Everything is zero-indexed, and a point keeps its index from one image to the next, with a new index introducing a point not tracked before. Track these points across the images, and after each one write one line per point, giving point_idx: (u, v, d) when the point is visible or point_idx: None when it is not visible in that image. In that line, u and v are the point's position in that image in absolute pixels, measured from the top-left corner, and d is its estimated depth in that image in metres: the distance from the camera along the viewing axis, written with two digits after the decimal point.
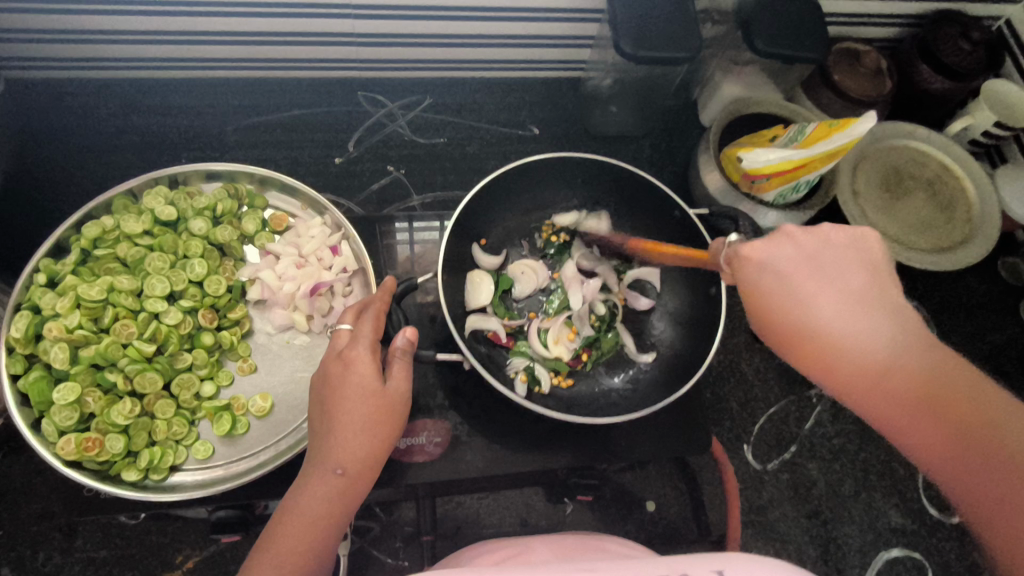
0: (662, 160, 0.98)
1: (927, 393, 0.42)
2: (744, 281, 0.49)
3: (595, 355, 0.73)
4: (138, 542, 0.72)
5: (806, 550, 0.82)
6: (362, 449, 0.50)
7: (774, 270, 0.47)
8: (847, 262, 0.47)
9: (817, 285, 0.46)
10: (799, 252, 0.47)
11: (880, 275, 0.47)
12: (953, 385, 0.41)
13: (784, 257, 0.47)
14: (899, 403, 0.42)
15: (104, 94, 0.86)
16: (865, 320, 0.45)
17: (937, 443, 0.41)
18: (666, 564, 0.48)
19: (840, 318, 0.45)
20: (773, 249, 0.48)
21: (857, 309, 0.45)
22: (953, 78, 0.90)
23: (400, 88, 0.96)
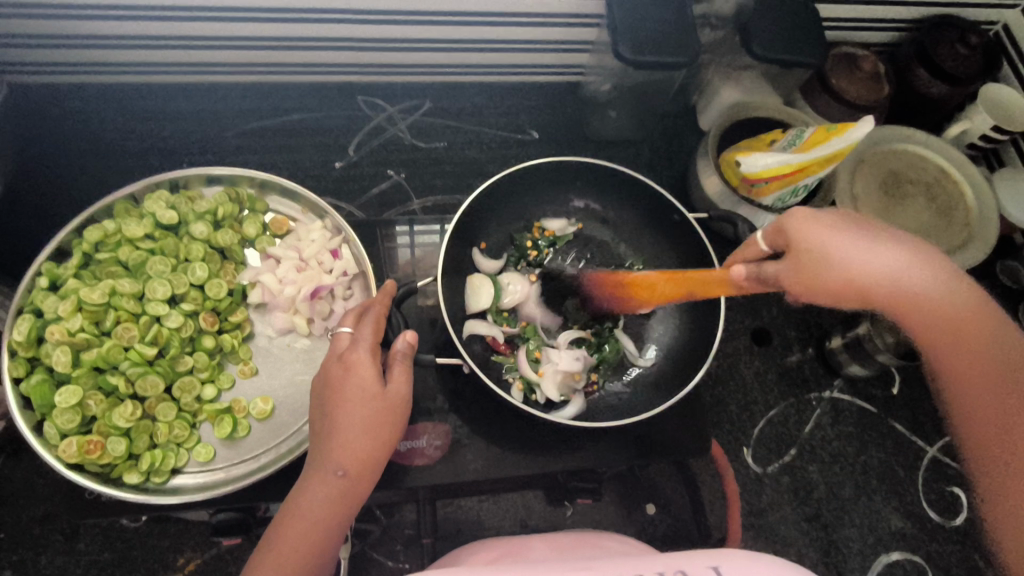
0: (661, 164, 0.98)
1: (980, 334, 0.53)
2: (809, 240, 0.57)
3: (601, 371, 0.72)
4: (138, 545, 0.72)
5: (806, 553, 0.82)
6: (362, 452, 0.50)
7: (841, 229, 0.58)
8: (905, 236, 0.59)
9: (880, 245, 0.57)
10: (857, 218, 0.60)
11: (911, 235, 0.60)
12: (1003, 337, 0.53)
13: (835, 218, 0.59)
14: (970, 345, 0.53)
15: (105, 100, 0.87)
16: (937, 273, 0.56)
17: (976, 370, 0.52)
18: (663, 560, 0.49)
19: (914, 271, 0.56)
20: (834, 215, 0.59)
21: (930, 265, 0.57)
22: (950, 82, 0.90)
23: (399, 93, 0.96)
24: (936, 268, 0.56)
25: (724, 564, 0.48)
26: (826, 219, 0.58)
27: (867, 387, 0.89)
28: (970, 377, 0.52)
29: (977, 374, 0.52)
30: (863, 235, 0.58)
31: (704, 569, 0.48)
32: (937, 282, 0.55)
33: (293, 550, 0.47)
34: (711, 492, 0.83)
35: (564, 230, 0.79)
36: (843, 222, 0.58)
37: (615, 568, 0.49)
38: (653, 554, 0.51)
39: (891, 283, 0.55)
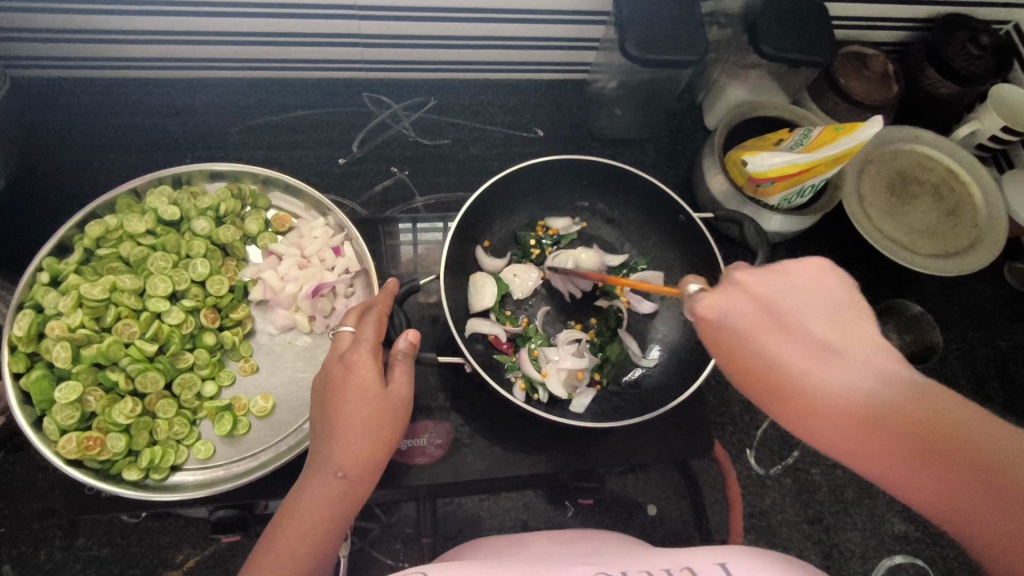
0: (667, 163, 0.97)
1: (922, 440, 0.38)
2: (708, 339, 0.48)
3: (607, 370, 0.71)
4: (138, 540, 0.72)
5: (809, 556, 0.81)
6: (362, 454, 0.50)
7: (728, 323, 0.46)
8: (827, 307, 0.45)
9: (772, 340, 0.45)
10: (760, 297, 0.46)
11: (840, 301, 0.46)
12: (975, 434, 0.37)
13: (731, 308, 0.47)
14: (908, 458, 0.38)
15: (110, 95, 0.87)
16: (856, 367, 0.42)
17: (930, 486, 0.38)
18: (670, 557, 0.49)
19: (816, 366, 0.43)
20: (731, 300, 0.47)
21: (844, 353, 0.43)
22: (961, 82, 0.89)
23: (404, 90, 0.96)
24: (853, 354, 0.43)
25: (731, 561, 0.47)
26: (714, 313, 0.47)
27: None
28: (926, 492, 0.38)
29: (948, 491, 0.37)
30: (755, 323, 0.46)
31: (712, 567, 0.47)
32: (851, 383, 0.42)
33: (289, 552, 0.46)
34: (713, 493, 0.82)
35: (567, 229, 0.78)
36: (738, 316, 0.46)
37: (622, 565, 0.50)
38: (666, 551, 0.51)
39: (788, 387, 0.44)
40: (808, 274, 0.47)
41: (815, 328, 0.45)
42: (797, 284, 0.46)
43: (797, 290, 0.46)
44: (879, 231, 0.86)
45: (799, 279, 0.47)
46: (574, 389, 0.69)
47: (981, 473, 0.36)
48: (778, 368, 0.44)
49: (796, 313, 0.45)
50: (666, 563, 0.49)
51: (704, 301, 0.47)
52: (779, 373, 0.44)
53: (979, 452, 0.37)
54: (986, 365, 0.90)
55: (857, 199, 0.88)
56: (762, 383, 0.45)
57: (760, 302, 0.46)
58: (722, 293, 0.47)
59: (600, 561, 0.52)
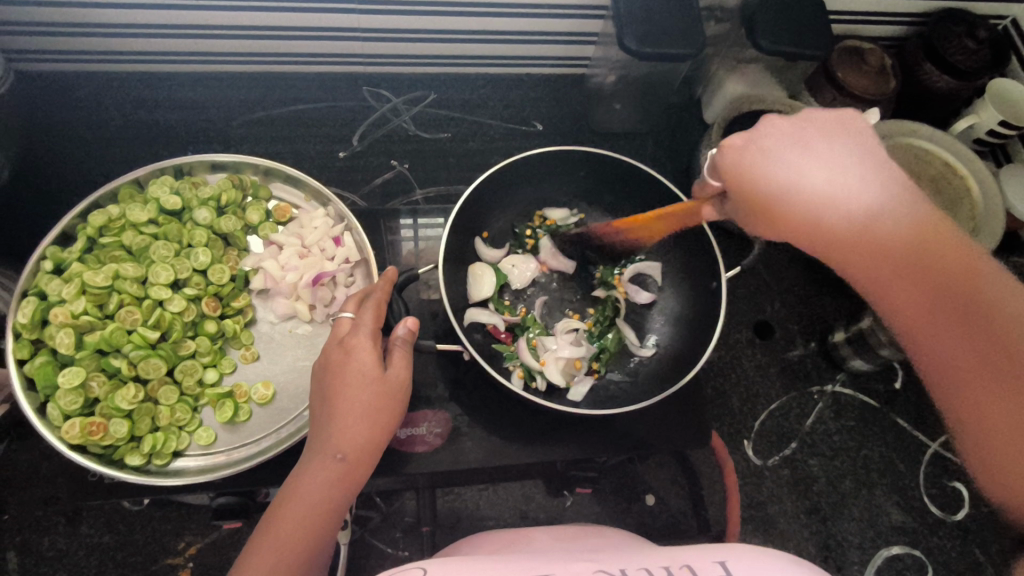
0: (665, 157, 0.98)
1: (909, 257, 0.51)
2: (735, 163, 0.55)
3: (604, 360, 0.72)
4: (140, 528, 0.72)
5: (806, 546, 0.82)
6: (361, 435, 0.50)
7: (743, 151, 0.55)
8: (838, 134, 0.55)
9: (804, 161, 0.53)
10: (793, 133, 0.55)
11: (851, 132, 0.55)
12: (981, 277, 0.49)
13: (772, 139, 0.55)
14: (899, 274, 0.52)
15: (113, 89, 0.87)
16: (871, 180, 0.53)
17: (924, 313, 0.51)
18: (669, 554, 0.49)
19: (810, 178, 0.53)
20: (776, 133, 0.55)
21: (868, 179, 0.53)
22: (958, 77, 0.90)
23: (404, 84, 0.96)
24: (870, 177, 0.53)
25: (731, 559, 0.47)
26: (733, 144, 0.56)
27: (870, 381, 0.88)
28: (916, 317, 0.52)
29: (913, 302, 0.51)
30: (786, 165, 0.54)
31: (711, 565, 0.47)
32: (854, 192, 0.52)
33: (290, 530, 0.47)
34: (710, 484, 0.83)
35: (565, 220, 0.79)
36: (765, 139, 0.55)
37: (622, 563, 0.49)
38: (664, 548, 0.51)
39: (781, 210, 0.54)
40: (827, 117, 0.56)
41: (842, 162, 0.53)
42: (826, 124, 0.56)
43: (834, 139, 0.55)
44: None
45: (824, 120, 0.56)
46: (570, 378, 0.70)
47: (982, 316, 0.48)
48: (804, 188, 0.53)
49: (797, 141, 0.55)
50: (665, 560, 0.49)
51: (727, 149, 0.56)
52: (809, 194, 0.53)
53: (981, 297, 0.49)
54: None
55: None
56: (769, 215, 0.55)
57: (796, 136, 0.55)
58: (768, 125, 0.56)
59: (597, 552, 0.52)
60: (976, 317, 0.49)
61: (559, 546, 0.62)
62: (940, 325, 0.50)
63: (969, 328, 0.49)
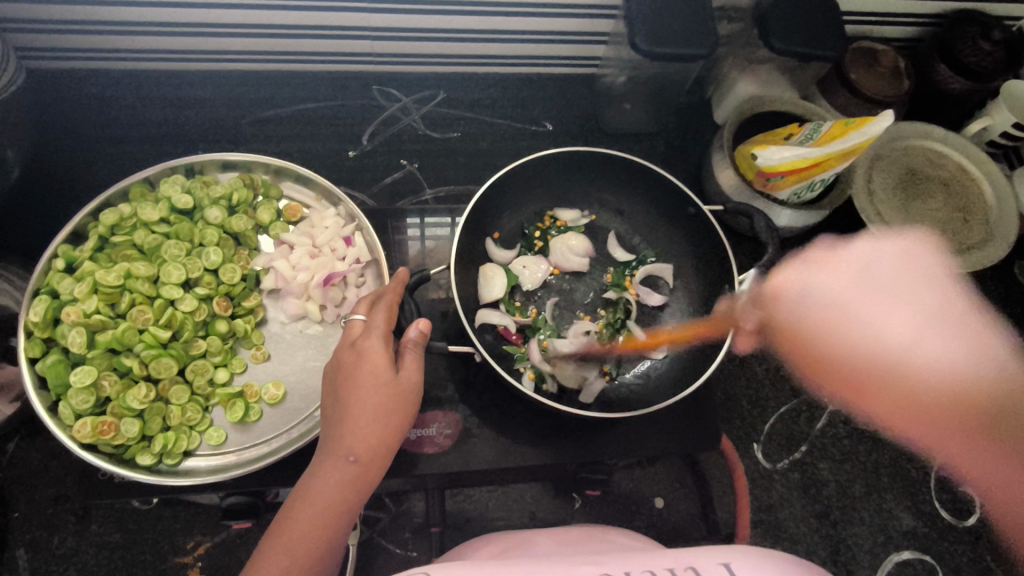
0: (676, 157, 0.97)
1: (961, 412, 0.58)
2: (789, 312, 0.75)
3: (615, 364, 0.71)
4: (149, 526, 0.72)
5: (816, 550, 0.82)
6: (373, 438, 0.50)
7: (802, 304, 0.74)
8: (898, 295, 0.69)
9: (828, 314, 0.72)
10: (848, 279, 0.74)
11: (921, 290, 0.70)
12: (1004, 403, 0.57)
13: (818, 295, 0.74)
14: (952, 423, 0.59)
15: (124, 87, 0.87)
16: (956, 346, 0.62)
17: (965, 445, 0.59)
18: (673, 556, 0.48)
19: (878, 324, 0.68)
20: (818, 286, 0.75)
21: (940, 334, 0.63)
22: (972, 78, 0.89)
23: (414, 83, 0.96)
24: (953, 341, 0.63)
25: (735, 560, 0.47)
26: (785, 293, 0.75)
27: None
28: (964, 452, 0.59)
29: (955, 438, 0.60)
30: (818, 316, 0.73)
31: (714, 567, 0.47)
32: (919, 345, 0.63)
33: (302, 533, 0.47)
34: (721, 487, 0.83)
35: (577, 220, 0.78)
36: (816, 295, 0.74)
37: (625, 564, 0.49)
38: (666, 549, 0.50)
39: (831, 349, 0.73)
40: (893, 262, 0.76)
41: (899, 315, 0.67)
42: (868, 278, 0.73)
43: (883, 284, 0.71)
44: (891, 228, 0.86)
45: (879, 276, 0.73)
46: (585, 377, 0.70)
47: (1011, 444, 0.55)
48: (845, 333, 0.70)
49: (856, 295, 0.71)
50: (668, 561, 0.48)
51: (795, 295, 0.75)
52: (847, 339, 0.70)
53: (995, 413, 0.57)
54: None
55: (868, 195, 0.88)
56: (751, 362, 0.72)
57: (846, 290, 0.72)
58: (812, 282, 0.76)
59: (608, 554, 0.52)
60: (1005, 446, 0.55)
61: (569, 549, 0.62)
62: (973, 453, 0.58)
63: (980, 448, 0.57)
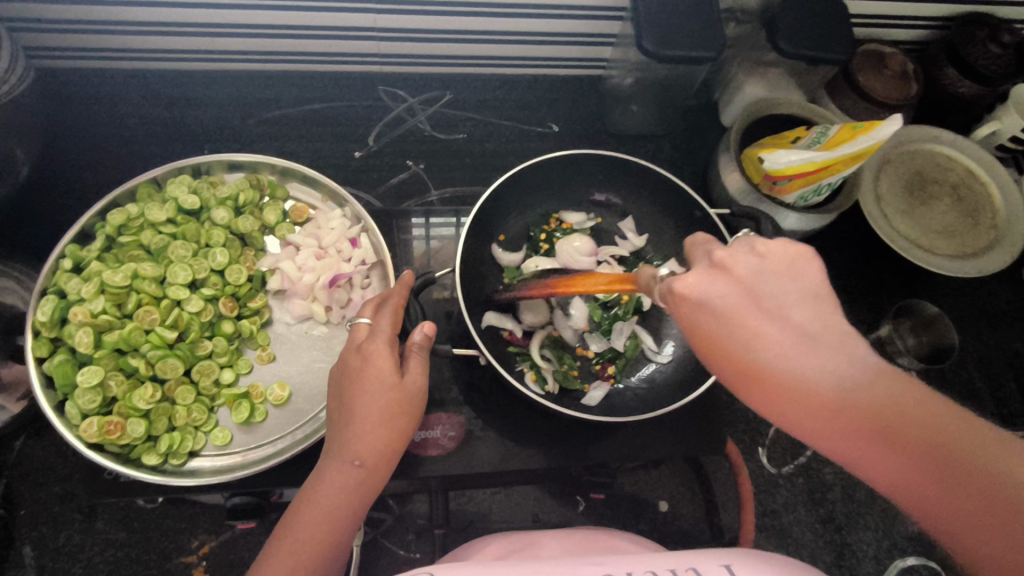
0: (682, 160, 0.97)
1: (882, 424, 0.36)
2: (682, 319, 0.44)
3: (620, 366, 0.71)
4: (155, 526, 0.73)
5: (821, 555, 0.81)
6: (380, 442, 0.50)
7: (708, 305, 0.42)
8: (791, 289, 0.41)
9: (764, 323, 0.40)
10: (739, 284, 0.42)
11: (805, 285, 0.41)
12: (920, 418, 0.36)
13: (707, 288, 0.42)
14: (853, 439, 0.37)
15: (132, 87, 0.88)
16: (821, 355, 0.39)
17: (935, 493, 0.35)
18: (676, 557, 0.46)
19: (758, 340, 0.40)
20: (709, 284, 0.42)
21: (814, 351, 0.39)
22: (982, 80, 0.88)
23: (420, 84, 0.96)
24: (826, 345, 0.39)
25: (736, 562, 0.45)
26: (692, 293, 0.43)
27: None
28: (866, 460, 0.37)
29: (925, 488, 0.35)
30: (713, 321, 0.42)
31: (715, 568, 0.45)
32: (826, 377, 0.38)
33: (307, 538, 0.47)
34: (725, 491, 0.83)
35: (583, 223, 0.78)
36: (712, 293, 0.42)
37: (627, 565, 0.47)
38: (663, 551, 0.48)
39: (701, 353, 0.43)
40: (780, 254, 0.42)
41: (796, 317, 0.40)
42: (763, 266, 0.42)
43: (787, 283, 0.41)
44: (896, 232, 0.86)
45: (774, 262, 0.42)
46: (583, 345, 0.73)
47: (999, 492, 0.33)
48: (754, 351, 0.40)
49: (770, 290, 0.41)
50: (668, 562, 0.46)
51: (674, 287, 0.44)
52: (752, 359, 0.40)
53: (946, 436, 0.35)
54: (1004, 367, 0.89)
55: (874, 199, 0.88)
56: (758, 386, 0.40)
57: (742, 286, 0.42)
58: (699, 275, 0.43)
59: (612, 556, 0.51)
60: (1009, 501, 0.32)
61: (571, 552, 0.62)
62: (904, 476, 0.36)
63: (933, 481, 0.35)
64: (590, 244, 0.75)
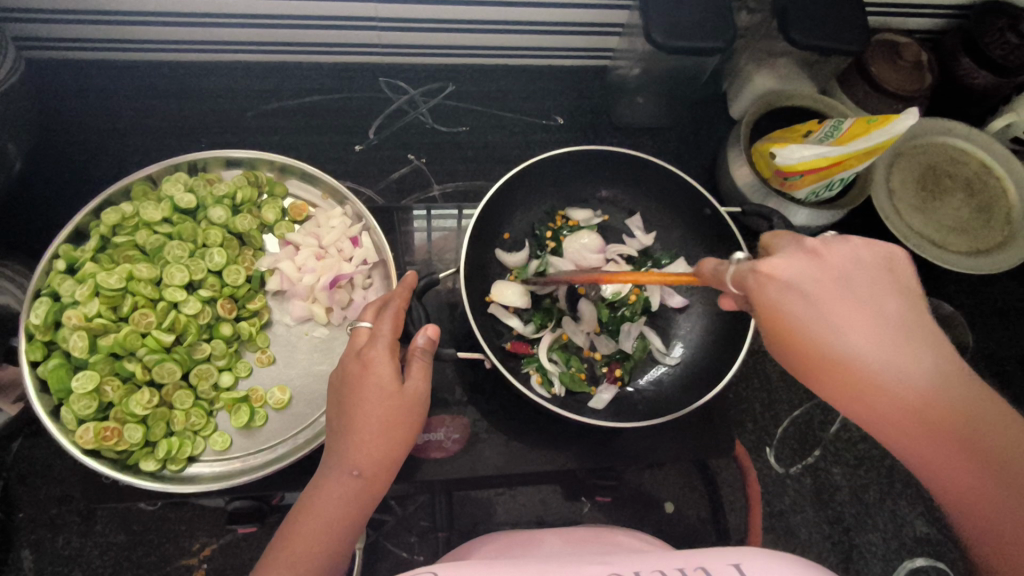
0: (689, 153, 0.95)
1: (936, 415, 0.37)
2: (762, 300, 0.43)
3: (627, 368, 0.70)
4: (155, 528, 0.72)
5: (828, 557, 0.80)
6: (380, 452, 0.49)
7: (794, 289, 0.42)
8: (880, 285, 0.41)
9: (854, 311, 0.40)
10: (828, 273, 0.42)
11: (896, 284, 0.41)
12: (993, 427, 0.36)
13: (796, 270, 0.42)
14: (914, 433, 0.38)
15: (126, 79, 0.85)
16: (904, 348, 0.39)
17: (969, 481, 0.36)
18: (684, 555, 0.44)
19: (840, 326, 0.40)
20: (800, 266, 0.42)
21: (902, 348, 0.39)
22: (998, 71, 0.86)
23: (422, 75, 0.94)
24: (914, 342, 0.39)
25: (747, 561, 0.42)
26: (777, 275, 0.42)
27: None
28: (922, 453, 0.38)
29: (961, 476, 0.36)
30: (794, 303, 0.42)
31: (725, 568, 0.42)
32: (901, 370, 0.38)
33: (305, 550, 0.45)
34: (731, 491, 0.82)
35: (589, 220, 0.76)
36: (802, 278, 0.42)
37: (634, 564, 0.44)
38: (671, 550, 0.46)
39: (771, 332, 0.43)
40: (871, 253, 0.42)
41: (882, 309, 0.40)
42: (860, 260, 0.42)
43: (877, 278, 0.41)
44: (909, 227, 0.84)
45: (866, 257, 0.42)
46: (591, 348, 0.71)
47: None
48: (835, 336, 0.40)
49: (861, 286, 0.41)
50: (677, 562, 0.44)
51: (756, 266, 0.43)
52: (832, 343, 0.40)
53: (993, 434, 0.36)
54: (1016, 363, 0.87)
55: (886, 193, 0.86)
56: (830, 365, 0.40)
57: (830, 273, 0.42)
58: (788, 257, 0.43)
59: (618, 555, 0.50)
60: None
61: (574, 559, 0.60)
62: (957, 475, 0.36)
63: (991, 488, 0.35)
64: (597, 241, 0.73)
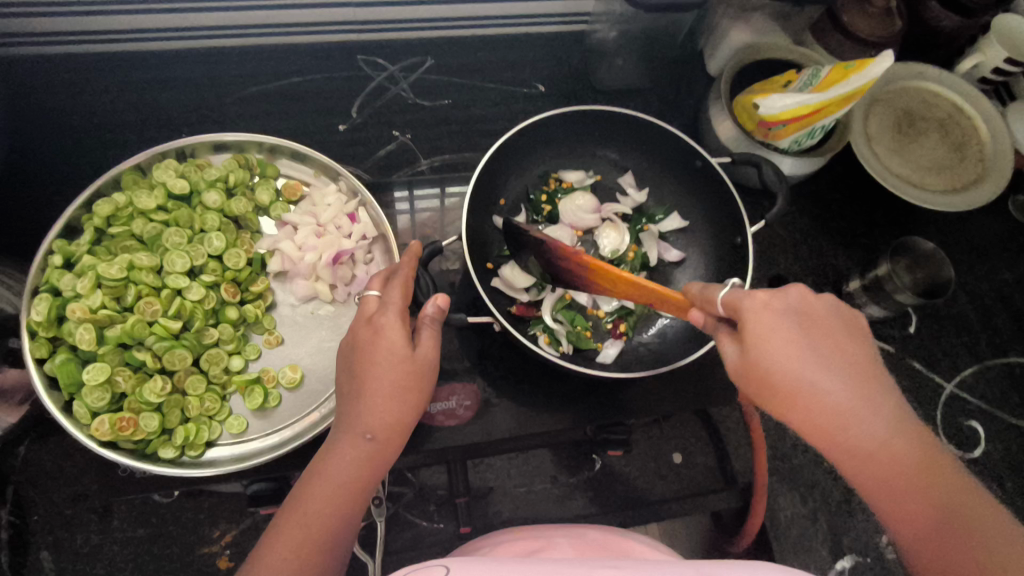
0: (672, 113, 0.95)
1: (895, 454, 0.42)
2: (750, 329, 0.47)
3: (631, 323, 0.71)
4: (173, 519, 0.74)
5: (831, 492, 0.83)
6: (391, 415, 0.50)
7: (780, 323, 0.47)
8: (851, 336, 0.47)
9: (826, 350, 0.46)
10: (810, 317, 0.47)
11: (862, 338, 0.48)
12: (942, 474, 0.41)
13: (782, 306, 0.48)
14: (874, 470, 0.42)
15: (96, 73, 0.83)
16: (868, 393, 0.44)
17: (916, 515, 0.40)
18: (694, 564, 0.43)
19: (817, 363, 0.45)
20: (786, 305, 0.48)
21: (868, 394, 0.44)
22: (964, 14, 0.88)
23: (398, 50, 0.92)
24: (878, 389, 0.44)
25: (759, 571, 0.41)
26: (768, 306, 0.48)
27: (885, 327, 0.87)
28: (880, 488, 0.42)
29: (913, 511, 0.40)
30: (785, 336, 0.46)
31: None
32: (865, 412, 0.43)
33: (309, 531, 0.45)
34: (735, 436, 0.84)
35: (582, 181, 0.76)
36: (787, 315, 0.47)
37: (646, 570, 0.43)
38: (684, 560, 0.45)
39: (755, 362, 0.47)
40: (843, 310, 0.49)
41: (851, 356, 0.46)
42: (835, 311, 0.48)
43: (847, 331, 0.48)
44: (886, 170, 0.86)
45: (841, 310, 0.49)
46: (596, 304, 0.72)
47: (969, 529, 0.38)
48: (811, 368, 0.45)
49: (833, 332, 0.47)
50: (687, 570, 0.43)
51: (756, 295, 0.48)
52: (808, 376, 0.45)
53: (944, 481, 0.40)
54: (992, 296, 0.90)
55: (864, 139, 0.88)
56: (802, 395, 0.45)
57: (811, 316, 0.48)
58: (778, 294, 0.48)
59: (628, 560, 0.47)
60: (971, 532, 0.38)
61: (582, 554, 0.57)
62: (909, 507, 0.41)
63: (937, 520, 0.39)
64: (591, 202, 0.74)
